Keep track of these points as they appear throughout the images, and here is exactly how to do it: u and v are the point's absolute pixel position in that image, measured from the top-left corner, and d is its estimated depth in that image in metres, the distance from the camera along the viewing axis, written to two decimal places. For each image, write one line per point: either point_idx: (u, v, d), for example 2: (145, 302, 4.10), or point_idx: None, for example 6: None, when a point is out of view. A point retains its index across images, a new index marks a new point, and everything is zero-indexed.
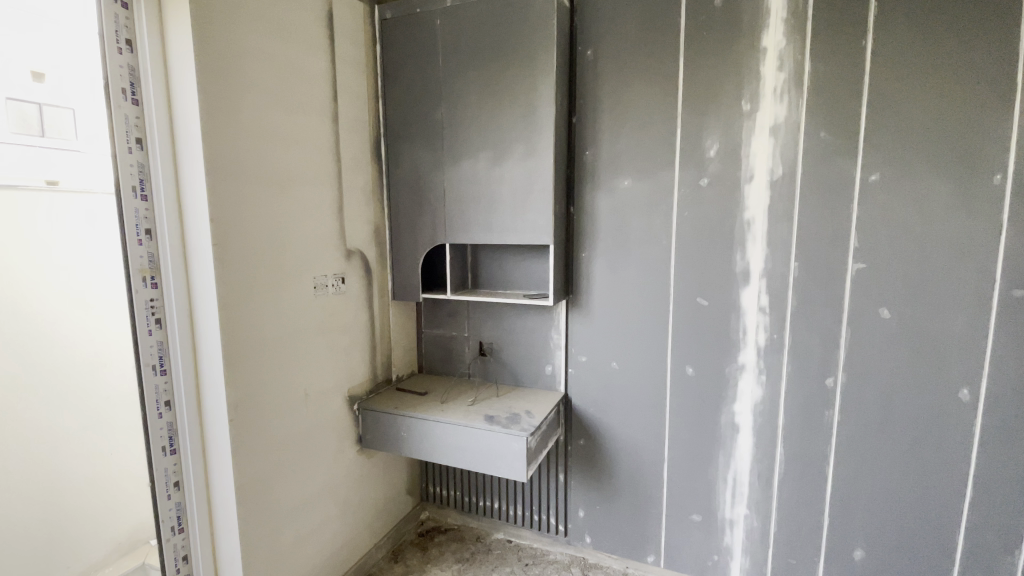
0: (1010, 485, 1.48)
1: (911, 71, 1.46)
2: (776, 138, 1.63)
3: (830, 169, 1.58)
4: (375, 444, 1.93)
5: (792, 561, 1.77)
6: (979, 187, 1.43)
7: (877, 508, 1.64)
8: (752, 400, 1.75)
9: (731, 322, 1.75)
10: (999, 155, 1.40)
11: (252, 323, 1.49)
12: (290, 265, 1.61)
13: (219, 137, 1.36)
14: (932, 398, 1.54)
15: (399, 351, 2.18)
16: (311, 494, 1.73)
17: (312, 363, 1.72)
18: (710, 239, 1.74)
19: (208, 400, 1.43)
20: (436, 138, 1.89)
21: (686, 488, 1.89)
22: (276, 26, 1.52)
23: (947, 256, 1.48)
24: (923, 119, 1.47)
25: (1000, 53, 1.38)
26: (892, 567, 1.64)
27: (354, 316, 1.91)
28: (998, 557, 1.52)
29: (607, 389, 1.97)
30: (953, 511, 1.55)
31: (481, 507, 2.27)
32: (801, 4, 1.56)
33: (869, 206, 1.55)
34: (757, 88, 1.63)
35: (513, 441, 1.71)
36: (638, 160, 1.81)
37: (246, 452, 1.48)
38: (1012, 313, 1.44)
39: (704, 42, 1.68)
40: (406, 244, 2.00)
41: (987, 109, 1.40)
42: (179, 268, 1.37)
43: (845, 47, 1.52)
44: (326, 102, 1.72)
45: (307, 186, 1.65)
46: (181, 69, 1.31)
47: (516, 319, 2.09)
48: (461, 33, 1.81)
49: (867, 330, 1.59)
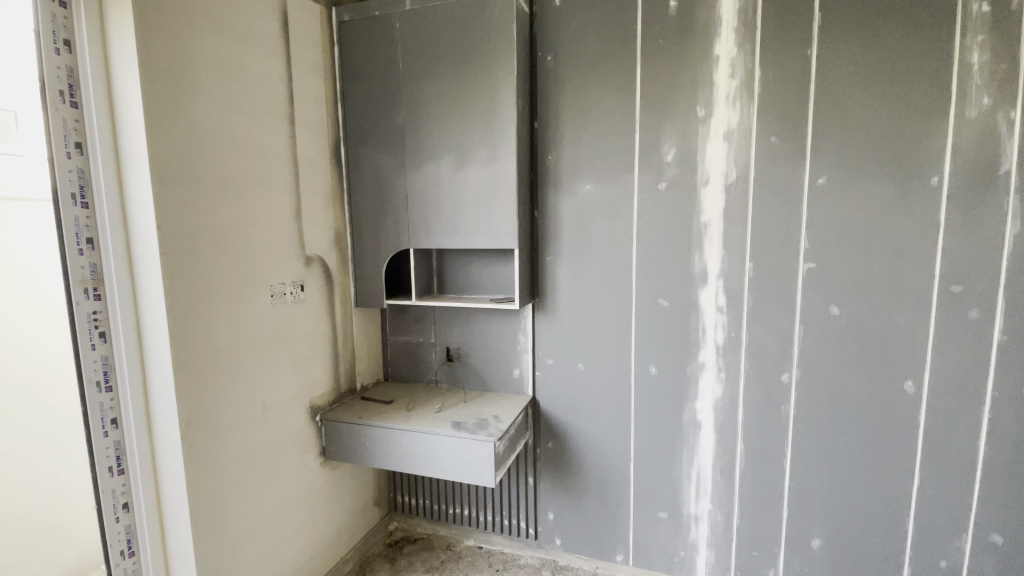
0: (951, 470, 1.57)
1: (853, 79, 1.54)
2: (730, 143, 1.68)
3: (781, 172, 1.64)
4: (338, 455, 1.88)
5: (754, 554, 1.82)
6: (919, 189, 1.51)
7: (832, 498, 1.70)
8: (713, 398, 1.80)
9: (691, 322, 1.79)
10: (935, 159, 1.49)
11: (206, 334, 1.43)
12: (244, 273, 1.55)
13: (166, 143, 1.31)
14: (880, 390, 1.61)
15: (363, 359, 2.14)
16: (272, 510, 1.67)
17: (270, 374, 1.66)
18: (669, 241, 1.78)
19: (158, 417, 1.37)
20: (398, 142, 1.87)
21: (653, 487, 1.92)
22: (227, 27, 1.47)
23: (891, 255, 1.56)
24: (865, 124, 1.54)
25: (933, 63, 1.47)
26: (848, 554, 1.71)
27: (315, 325, 1.86)
28: (944, 540, 1.61)
29: (574, 392, 1.98)
30: (902, 497, 1.63)
31: (451, 515, 2.24)
32: (750, 14, 1.62)
33: (819, 208, 1.61)
34: (710, 95, 1.68)
35: (481, 446, 1.70)
36: (599, 164, 1.83)
37: (202, 470, 1.42)
38: (950, 308, 1.52)
39: (660, 50, 1.72)
40: (369, 250, 1.97)
41: (923, 115, 1.49)
42: (125, 280, 1.31)
43: (792, 56, 1.59)
44: (282, 106, 1.68)
45: (262, 192, 1.60)
46: (124, 72, 1.25)
47: (482, 324, 2.08)
48: (421, 37, 1.80)
49: (819, 326, 1.65)
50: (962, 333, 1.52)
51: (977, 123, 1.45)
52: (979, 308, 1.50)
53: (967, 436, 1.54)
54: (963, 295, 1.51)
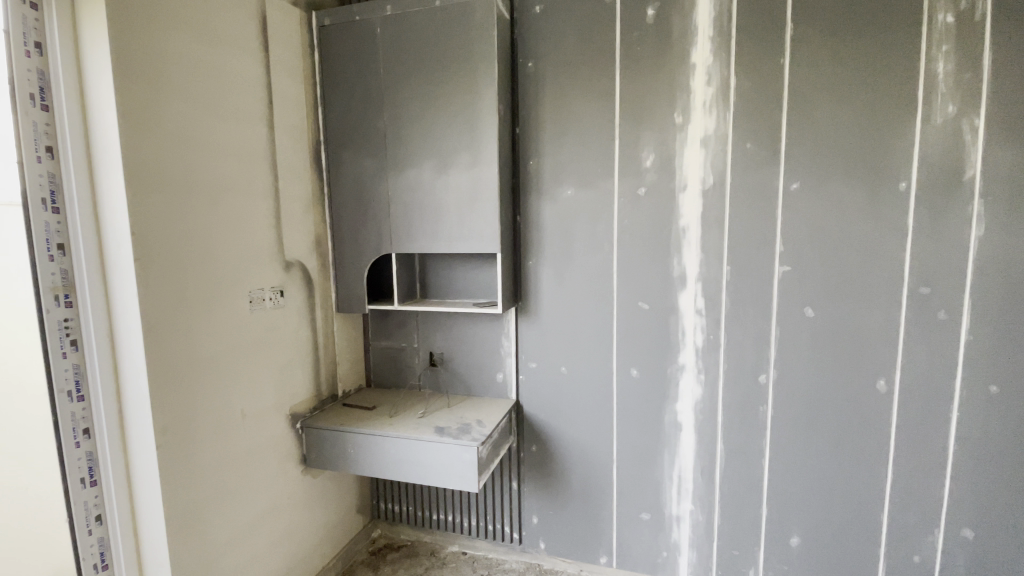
0: (922, 467, 1.62)
1: (824, 87, 1.59)
2: (707, 149, 1.71)
3: (757, 177, 1.67)
4: (320, 463, 1.86)
5: (735, 552, 1.84)
6: (888, 193, 1.56)
7: (809, 497, 1.74)
8: (693, 399, 1.82)
9: (672, 325, 1.82)
10: (902, 165, 1.54)
11: (182, 341, 1.41)
12: (221, 279, 1.53)
13: (140, 146, 1.29)
14: (854, 390, 1.65)
15: (345, 365, 2.12)
16: (252, 520, 1.64)
17: (249, 381, 1.64)
18: (649, 246, 1.81)
19: (132, 427, 1.34)
20: (379, 146, 1.87)
21: (635, 488, 1.94)
22: (203, 30, 1.46)
23: (863, 257, 1.60)
24: (837, 131, 1.59)
25: (899, 72, 1.52)
26: (825, 551, 1.74)
27: (295, 331, 1.84)
28: (916, 536, 1.65)
29: (557, 395, 1.99)
30: (876, 494, 1.67)
31: (435, 521, 2.23)
32: (725, 24, 1.66)
33: (793, 212, 1.65)
34: (688, 101, 1.71)
35: (464, 451, 1.69)
36: (580, 169, 1.85)
37: (178, 480, 1.39)
38: (919, 309, 1.57)
39: (638, 57, 1.75)
40: (350, 255, 1.95)
41: (890, 122, 1.54)
42: (97, 287, 1.28)
43: (765, 65, 1.63)
44: (261, 110, 1.66)
45: (240, 197, 1.58)
46: (96, 74, 1.23)
47: (465, 328, 2.08)
48: (402, 42, 1.80)
49: (795, 328, 1.69)
50: (931, 333, 1.57)
51: (943, 131, 1.50)
52: (947, 309, 1.55)
53: (936, 433, 1.59)
54: (931, 296, 1.56)
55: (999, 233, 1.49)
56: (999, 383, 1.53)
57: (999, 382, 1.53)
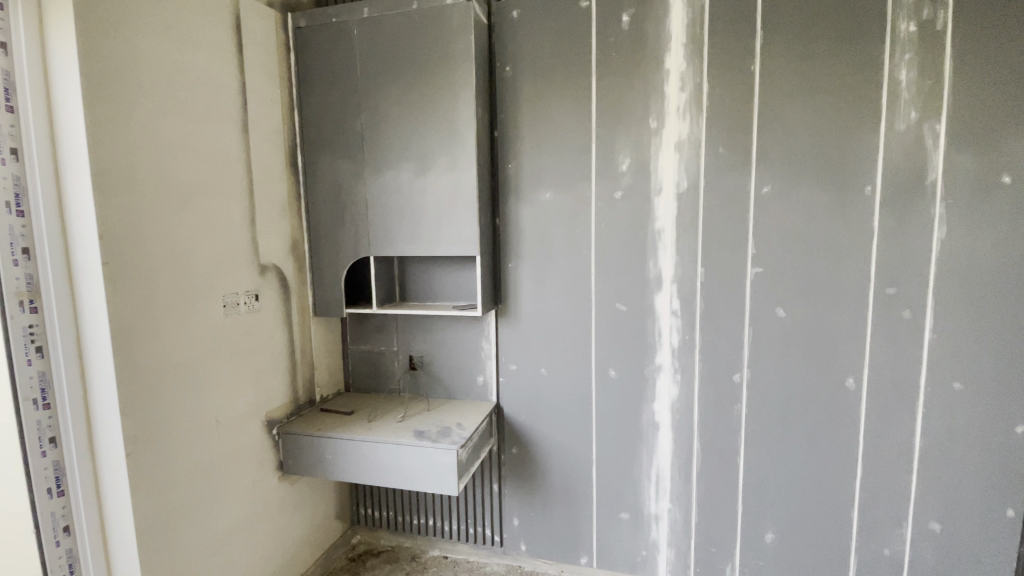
0: (890, 462, 1.67)
1: (793, 94, 1.63)
2: (681, 153, 1.75)
3: (729, 181, 1.71)
4: (297, 469, 1.83)
5: (712, 550, 1.87)
6: (854, 197, 1.61)
7: (783, 493, 1.78)
8: (670, 399, 1.85)
9: (648, 326, 1.85)
10: (867, 169, 1.59)
11: (153, 347, 1.38)
12: (193, 283, 1.50)
13: (109, 148, 1.26)
14: (824, 388, 1.70)
15: (323, 370, 2.10)
16: (227, 529, 1.61)
17: (223, 387, 1.61)
18: (626, 248, 1.84)
19: (101, 435, 1.31)
20: (356, 148, 1.86)
21: (615, 488, 1.95)
22: (174, 31, 1.44)
23: (831, 259, 1.65)
24: (806, 136, 1.63)
25: (863, 79, 1.57)
26: (798, 546, 1.78)
27: (271, 336, 1.81)
28: (885, 529, 1.70)
29: (537, 397, 2.00)
30: (846, 489, 1.72)
31: (415, 526, 2.22)
32: (698, 31, 1.70)
33: (764, 215, 1.69)
34: (662, 107, 1.75)
35: (443, 455, 1.69)
36: (558, 172, 1.87)
37: (148, 489, 1.36)
38: (885, 308, 1.62)
39: (613, 62, 1.78)
40: (328, 258, 1.94)
41: (857, 127, 1.59)
42: (64, 292, 1.25)
43: (736, 71, 1.67)
44: (235, 112, 1.64)
45: (213, 200, 1.56)
46: (63, 74, 1.21)
47: (445, 331, 2.08)
48: (379, 45, 1.80)
49: (767, 328, 1.73)
50: (897, 332, 1.62)
51: (906, 136, 1.56)
52: (911, 308, 1.60)
53: (902, 429, 1.65)
54: (896, 296, 1.61)
55: (959, 235, 1.55)
56: (961, 379, 1.59)
57: (962, 379, 1.59)
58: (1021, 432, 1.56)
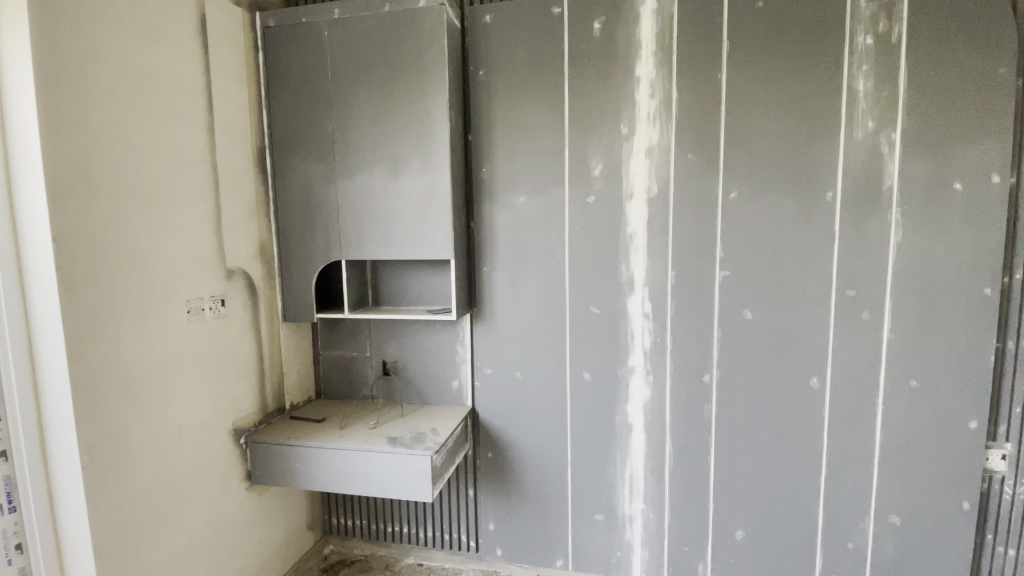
0: (853, 457, 1.73)
1: (757, 102, 1.68)
2: (651, 158, 1.78)
3: (698, 186, 1.75)
4: (266, 479, 1.79)
5: (685, 548, 1.90)
6: (816, 202, 1.67)
7: (752, 491, 1.82)
8: (642, 399, 1.88)
9: (621, 328, 1.87)
10: (829, 175, 1.65)
11: (112, 356, 1.32)
12: (155, 288, 1.45)
13: (67, 148, 1.21)
14: (789, 387, 1.75)
15: (293, 376, 2.05)
16: (192, 542, 1.56)
17: (187, 396, 1.55)
18: (598, 252, 1.86)
19: (55, 448, 1.25)
20: (327, 150, 1.83)
21: (590, 489, 1.97)
22: (136, 28, 1.39)
23: (796, 262, 1.70)
24: (771, 143, 1.68)
25: (824, 88, 1.63)
26: (767, 542, 1.83)
27: (237, 343, 1.76)
28: (849, 523, 1.76)
29: (512, 401, 2.00)
30: (811, 485, 1.77)
31: (389, 533, 2.18)
32: (667, 40, 1.73)
33: (732, 219, 1.74)
34: (633, 113, 1.78)
35: (417, 461, 1.67)
36: (531, 176, 1.88)
37: (107, 504, 1.30)
38: (846, 310, 1.69)
39: (585, 69, 1.80)
40: (298, 262, 1.90)
41: (818, 135, 1.65)
42: (14, 299, 1.20)
43: (703, 79, 1.72)
44: (199, 112, 1.60)
45: (177, 201, 1.51)
46: (17, 71, 1.16)
47: (419, 335, 2.06)
48: (351, 46, 1.78)
49: (735, 329, 1.78)
50: (857, 332, 1.69)
51: (864, 144, 1.62)
52: (871, 310, 1.67)
53: (863, 426, 1.71)
54: (856, 298, 1.68)
55: (914, 239, 1.62)
56: (918, 377, 1.66)
57: (918, 376, 1.66)
58: (973, 426, 1.64)
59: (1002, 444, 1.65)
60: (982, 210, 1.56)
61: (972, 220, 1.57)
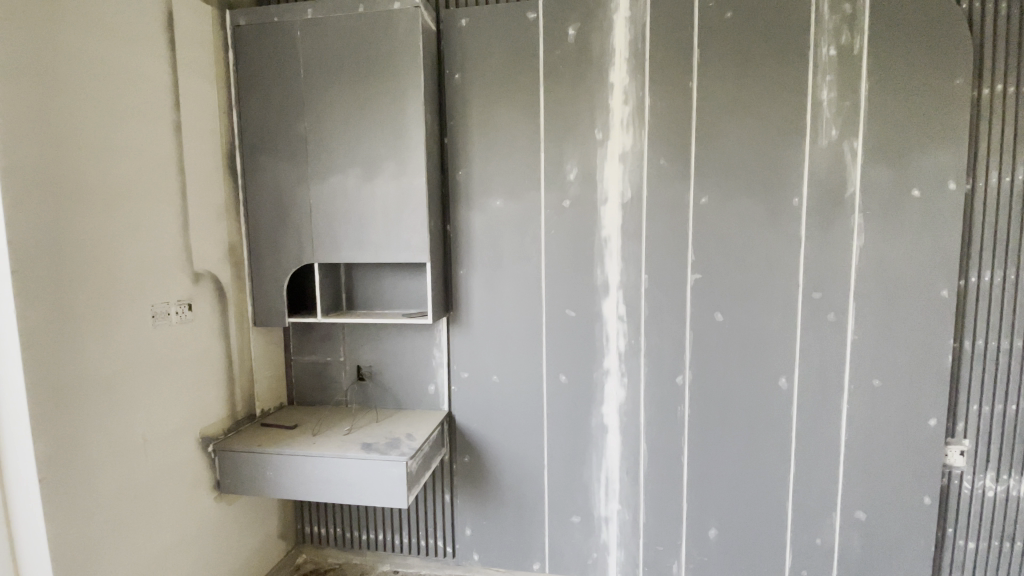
0: (820, 455, 1.78)
1: (726, 109, 1.73)
2: (625, 163, 1.81)
3: (671, 191, 1.79)
4: (235, 488, 1.74)
5: (659, 548, 1.93)
6: (783, 207, 1.72)
7: (724, 489, 1.86)
8: (618, 401, 1.90)
9: (596, 330, 1.89)
10: (795, 181, 1.71)
11: (72, 362, 1.27)
12: (118, 292, 1.40)
13: (25, 148, 1.17)
14: (759, 388, 1.80)
15: (264, 382, 2.00)
16: (158, 553, 1.51)
17: (152, 403, 1.50)
18: (574, 255, 1.87)
19: (10, 459, 1.20)
20: (300, 152, 1.80)
21: (566, 491, 1.97)
22: (99, 24, 1.35)
23: (764, 266, 1.75)
24: (740, 150, 1.73)
25: (791, 97, 1.69)
26: (739, 540, 1.86)
27: (205, 348, 1.71)
28: (817, 520, 1.81)
29: (488, 404, 1.99)
30: (781, 484, 1.82)
31: (364, 541, 2.15)
32: (640, 48, 1.77)
33: (704, 224, 1.78)
34: (607, 119, 1.81)
35: (392, 467, 1.65)
36: (507, 180, 1.89)
37: (66, 517, 1.25)
38: (813, 311, 1.74)
39: (560, 74, 1.82)
40: (269, 265, 1.86)
41: (785, 143, 1.70)
42: None
43: (675, 86, 1.75)
44: (166, 111, 1.56)
45: (143, 203, 1.47)
46: None
47: (395, 339, 2.04)
48: (324, 47, 1.76)
49: (707, 332, 1.81)
50: (822, 333, 1.74)
51: (828, 152, 1.68)
52: (835, 312, 1.73)
53: (830, 424, 1.76)
54: (822, 300, 1.73)
55: (875, 243, 1.68)
56: (880, 376, 1.72)
57: (881, 376, 1.72)
58: (932, 423, 1.70)
59: (960, 440, 1.73)
60: (939, 217, 1.63)
61: (930, 225, 1.64)
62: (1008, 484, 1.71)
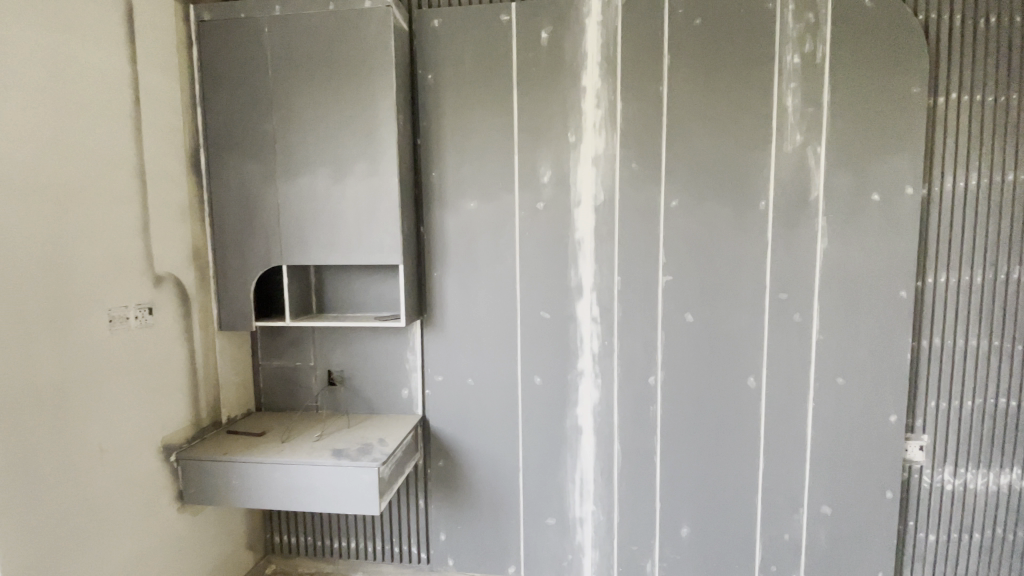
0: (788, 452, 1.83)
1: (695, 113, 1.76)
2: (598, 166, 1.83)
3: (643, 194, 1.81)
4: (199, 498, 1.68)
5: (634, 548, 1.94)
6: (751, 211, 1.76)
7: (697, 488, 1.88)
8: (591, 402, 1.91)
9: (570, 332, 1.90)
10: (762, 185, 1.75)
11: (21, 369, 1.20)
12: (73, 296, 1.33)
13: None
14: (729, 387, 1.83)
15: (230, 389, 1.94)
16: (116, 569, 1.44)
17: (109, 412, 1.44)
18: (548, 257, 1.88)
19: None
20: (267, 151, 1.76)
21: (541, 493, 1.97)
22: (53, 16, 1.29)
23: (733, 267, 1.79)
24: (709, 154, 1.76)
25: (757, 103, 1.73)
26: (712, 538, 1.89)
27: (167, 354, 1.65)
28: (786, 515, 1.85)
29: (463, 407, 1.98)
30: (751, 481, 1.86)
31: (336, 549, 2.11)
32: (612, 52, 1.79)
33: (675, 226, 1.80)
34: (579, 122, 1.82)
35: (364, 473, 1.62)
36: (481, 182, 1.88)
37: (15, 533, 1.19)
38: (780, 312, 1.79)
39: (533, 77, 1.83)
40: (235, 268, 1.81)
41: (751, 147, 1.74)
42: None
43: (646, 90, 1.78)
44: (125, 108, 1.50)
45: (100, 202, 1.41)
46: None
47: (366, 343, 2.01)
48: (293, 45, 1.72)
49: (679, 333, 1.84)
50: (789, 334, 1.79)
51: (793, 157, 1.73)
52: (800, 312, 1.78)
53: (796, 421, 1.81)
54: (788, 302, 1.78)
55: (838, 246, 1.74)
56: (844, 375, 1.78)
57: (844, 374, 1.78)
58: (892, 420, 1.77)
59: (920, 436, 1.80)
60: (897, 221, 1.70)
61: (888, 228, 1.71)
62: (965, 477, 1.79)
